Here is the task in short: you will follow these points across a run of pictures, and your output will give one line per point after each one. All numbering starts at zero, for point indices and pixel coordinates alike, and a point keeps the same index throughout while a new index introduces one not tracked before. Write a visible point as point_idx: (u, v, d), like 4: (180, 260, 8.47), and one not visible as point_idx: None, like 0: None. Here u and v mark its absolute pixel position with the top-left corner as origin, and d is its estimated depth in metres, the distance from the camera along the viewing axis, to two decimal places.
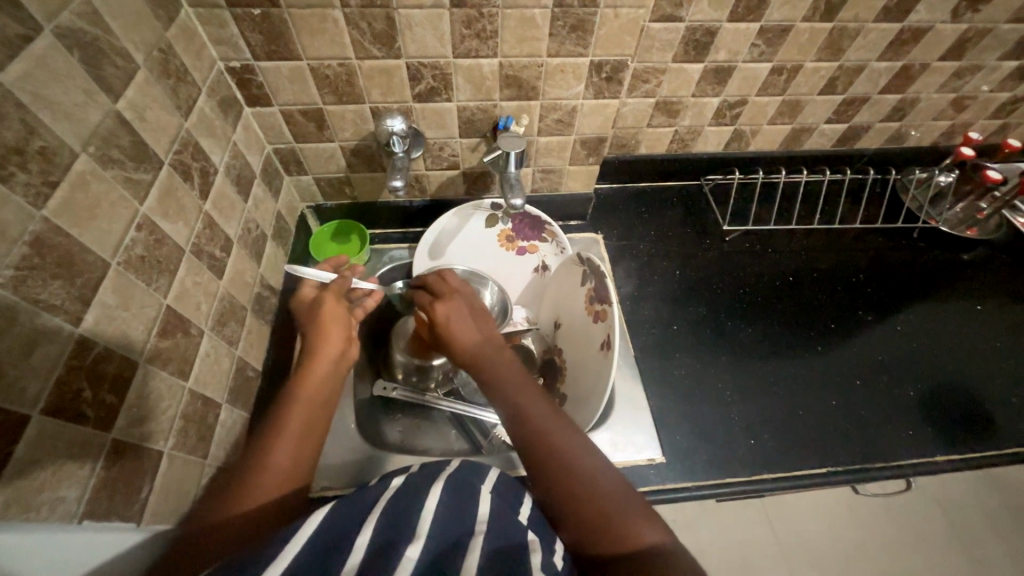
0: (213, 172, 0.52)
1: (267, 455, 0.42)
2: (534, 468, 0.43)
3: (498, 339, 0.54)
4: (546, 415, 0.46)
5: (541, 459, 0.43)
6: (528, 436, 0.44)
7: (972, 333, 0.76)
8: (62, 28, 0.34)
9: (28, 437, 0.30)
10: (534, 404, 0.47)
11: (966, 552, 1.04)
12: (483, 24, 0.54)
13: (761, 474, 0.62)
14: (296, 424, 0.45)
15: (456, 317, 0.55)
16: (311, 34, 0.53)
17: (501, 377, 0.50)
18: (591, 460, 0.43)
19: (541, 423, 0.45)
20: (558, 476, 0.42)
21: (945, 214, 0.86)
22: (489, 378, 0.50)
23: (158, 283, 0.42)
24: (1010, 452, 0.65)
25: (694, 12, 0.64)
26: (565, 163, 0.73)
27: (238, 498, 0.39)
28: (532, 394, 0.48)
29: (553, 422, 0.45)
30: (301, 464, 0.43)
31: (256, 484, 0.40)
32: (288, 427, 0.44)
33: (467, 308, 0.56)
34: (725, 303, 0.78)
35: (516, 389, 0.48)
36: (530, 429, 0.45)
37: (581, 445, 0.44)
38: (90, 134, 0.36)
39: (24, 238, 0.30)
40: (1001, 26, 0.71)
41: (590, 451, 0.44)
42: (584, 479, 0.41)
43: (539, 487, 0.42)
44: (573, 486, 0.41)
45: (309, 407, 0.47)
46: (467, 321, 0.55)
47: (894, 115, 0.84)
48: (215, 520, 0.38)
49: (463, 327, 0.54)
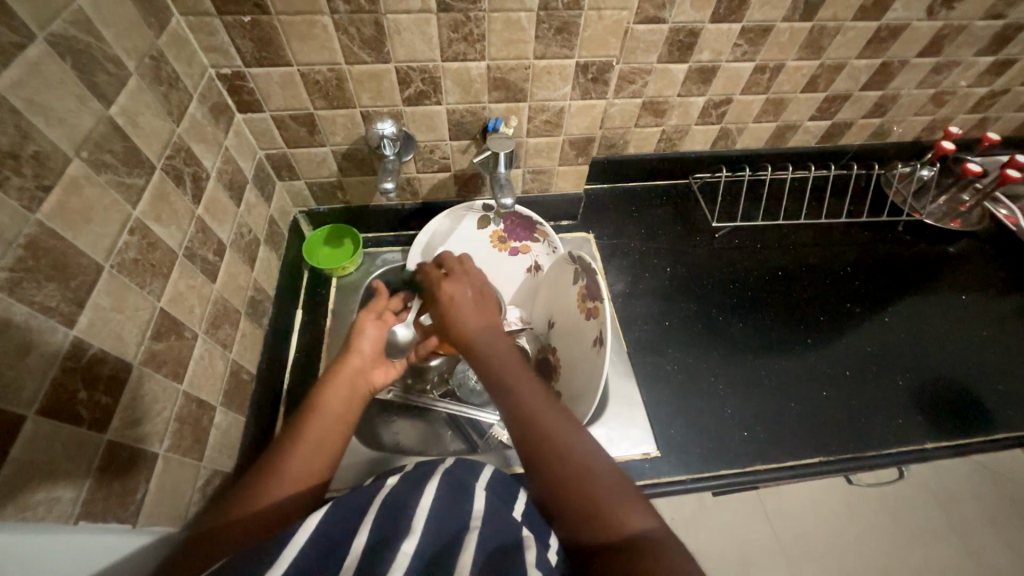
0: (206, 177, 0.52)
1: (291, 455, 0.43)
2: (526, 451, 0.43)
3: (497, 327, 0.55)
4: (539, 404, 0.46)
5: (536, 442, 0.43)
6: (521, 422, 0.45)
7: (959, 323, 0.77)
8: (55, 36, 0.35)
9: (24, 436, 0.30)
10: (530, 388, 0.47)
11: (963, 542, 1.04)
12: (470, 28, 0.55)
13: (754, 465, 0.62)
14: (314, 433, 0.46)
15: (462, 298, 0.58)
16: (301, 40, 0.54)
17: (501, 363, 0.50)
18: (585, 445, 0.43)
19: (534, 411, 0.45)
20: (549, 460, 0.42)
21: (929, 207, 0.88)
22: (489, 364, 0.51)
23: (151, 286, 0.42)
24: (997, 438, 0.66)
25: (677, 13, 0.65)
26: (554, 164, 0.75)
27: (251, 499, 0.40)
28: (526, 384, 0.48)
29: (547, 410, 0.45)
30: (306, 476, 0.43)
31: (273, 484, 0.41)
32: (308, 431, 0.46)
33: (476, 292, 0.59)
34: (716, 298, 0.79)
35: (514, 375, 0.49)
36: (525, 411, 0.45)
37: (574, 434, 0.44)
38: (82, 139, 0.36)
39: (18, 240, 0.31)
40: (976, 23, 0.73)
41: (582, 440, 0.44)
42: (576, 464, 0.42)
43: (530, 472, 0.42)
44: (565, 474, 0.41)
45: (336, 419, 0.48)
46: (474, 307, 0.57)
47: (875, 111, 0.86)
48: (232, 517, 0.39)
49: (466, 310, 0.57)
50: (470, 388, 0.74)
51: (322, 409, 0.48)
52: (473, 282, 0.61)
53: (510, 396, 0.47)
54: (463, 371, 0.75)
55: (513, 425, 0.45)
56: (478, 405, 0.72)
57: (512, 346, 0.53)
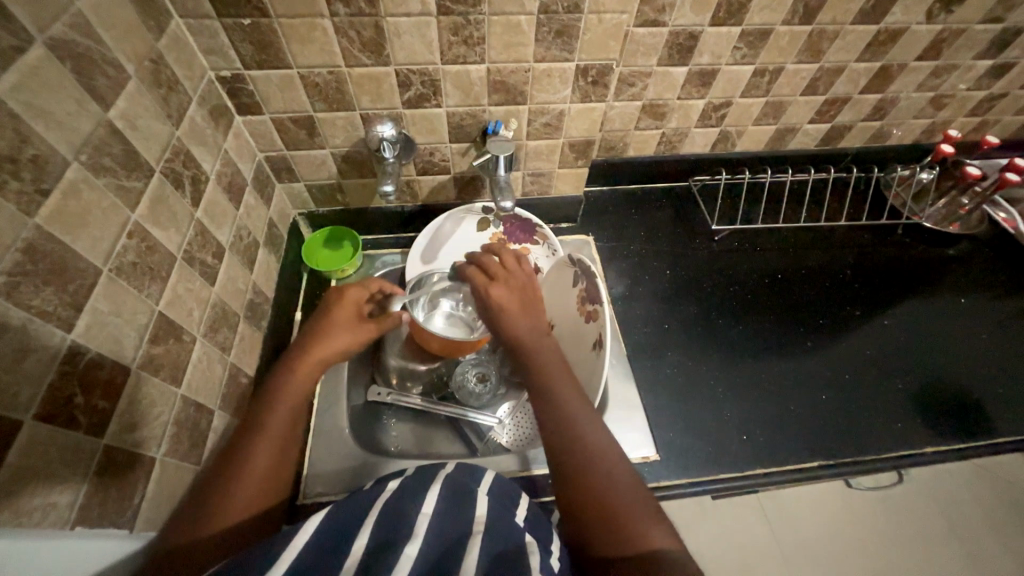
0: (205, 179, 0.52)
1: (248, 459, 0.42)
2: (561, 464, 0.43)
3: (548, 328, 0.53)
4: (577, 409, 0.46)
5: (568, 446, 0.43)
6: (554, 423, 0.45)
7: (959, 327, 0.77)
8: (55, 39, 0.35)
9: (20, 442, 0.30)
10: (569, 395, 0.47)
11: (963, 545, 1.05)
12: (470, 31, 0.55)
13: (753, 469, 0.62)
14: (269, 429, 0.44)
15: (507, 301, 0.54)
16: (300, 43, 0.54)
17: (550, 369, 0.49)
18: (614, 458, 0.43)
19: (570, 415, 0.45)
20: (579, 469, 0.42)
21: (929, 211, 0.87)
22: (532, 368, 0.50)
23: (149, 289, 0.42)
24: (999, 441, 0.66)
25: (677, 17, 0.65)
26: (554, 166, 0.74)
27: (212, 513, 0.39)
28: (563, 386, 0.48)
29: (584, 417, 0.45)
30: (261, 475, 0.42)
31: (245, 483, 0.41)
32: (275, 428, 0.45)
33: (519, 295, 0.55)
34: (715, 301, 0.79)
35: (556, 373, 0.49)
36: (563, 422, 0.45)
37: (603, 440, 0.44)
38: (82, 143, 0.36)
39: (17, 245, 0.31)
40: (975, 27, 0.73)
41: (613, 450, 0.44)
42: (605, 474, 0.41)
43: (558, 480, 0.43)
44: (593, 480, 0.41)
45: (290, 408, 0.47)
46: (522, 306, 0.54)
47: (875, 114, 0.86)
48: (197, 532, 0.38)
49: (513, 313, 0.53)
50: (469, 391, 0.74)
51: (271, 404, 0.46)
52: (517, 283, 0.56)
53: (546, 403, 0.47)
54: (462, 374, 0.74)
55: (549, 438, 0.45)
56: (478, 407, 0.72)
57: (557, 348, 0.52)
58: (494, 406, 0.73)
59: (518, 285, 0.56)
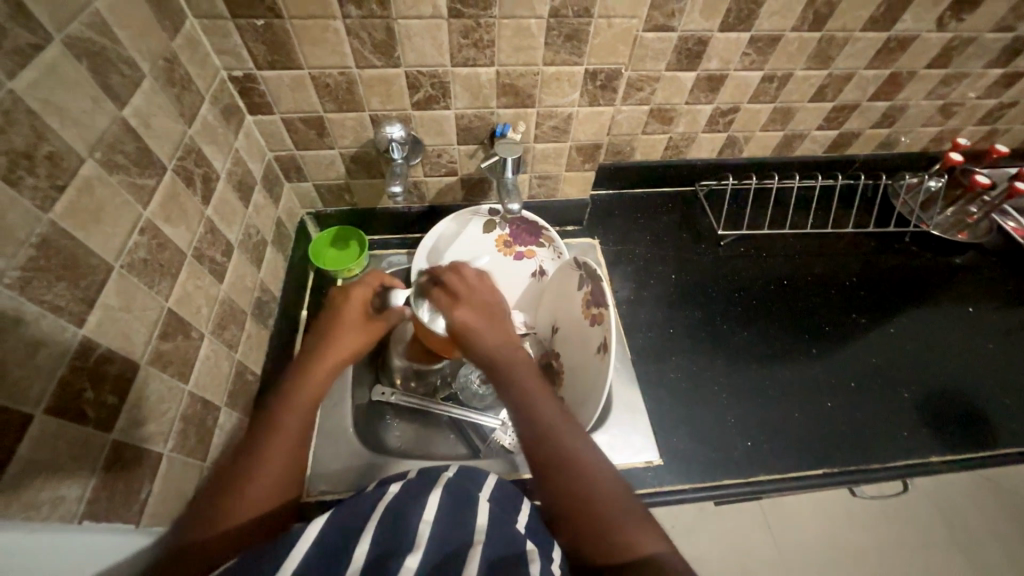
0: (216, 178, 0.53)
1: (255, 459, 0.42)
2: (545, 475, 0.42)
3: (515, 344, 0.53)
4: (557, 419, 0.46)
5: (551, 455, 0.43)
6: (535, 433, 0.45)
7: (968, 336, 0.77)
8: (72, 38, 0.35)
9: (31, 435, 0.30)
10: (548, 404, 0.47)
11: (968, 557, 1.03)
12: (480, 35, 0.55)
13: (758, 475, 0.62)
14: (282, 429, 0.45)
15: (473, 322, 0.54)
16: (312, 43, 0.54)
17: (525, 383, 0.49)
18: (599, 464, 0.43)
19: (552, 424, 0.45)
20: (563, 480, 0.42)
21: (937, 219, 0.86)
22: (506, 382, 0.49)
23: (159, 286, 0.43)
24: (1005, 453, 0.65)
25: (686, 22, 0.65)
26: (561, 169, 0.75)
27: (218, 514, 0.39)
28: (542, 396, 0.48)
29: (564, 427, 0.45)
30: (278, 476, 0.42)
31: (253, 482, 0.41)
32: (286, 429, 0.45)
33: (481, 311, 0.55)
34: (721, 307, 0.78)
35: (533, 385, 0.49)
36: (541, 434, 0.44)
37: (586, 447, 0.44)
38: (96, 140, 0.37)
39: (31, 240, 0.31)
40: (985, 36, 0.73)
41: (597, 460, 0.43)
42: (589, 481, 0.42)
43: (543, 490, 0.42)
44: (581, 489, 0.41)
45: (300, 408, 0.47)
46: (490, 323, 0.54)
47: (883, 121, 0.86)
48: (207, 533, 0.38)
49: (483, 329, 0.53)
50: (473, 392, 0.73)
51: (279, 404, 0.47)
52: (480, 300, 0.56)
53: (524, 413, 0.46)
54: (466, 374, 0.74)
55: (529, 448, 0.44)
56: (482, 409, 0.72)
57: (528, 360, 0.52)
58: (498, 408, 0.72)
59: (482, 303, 0.56)
